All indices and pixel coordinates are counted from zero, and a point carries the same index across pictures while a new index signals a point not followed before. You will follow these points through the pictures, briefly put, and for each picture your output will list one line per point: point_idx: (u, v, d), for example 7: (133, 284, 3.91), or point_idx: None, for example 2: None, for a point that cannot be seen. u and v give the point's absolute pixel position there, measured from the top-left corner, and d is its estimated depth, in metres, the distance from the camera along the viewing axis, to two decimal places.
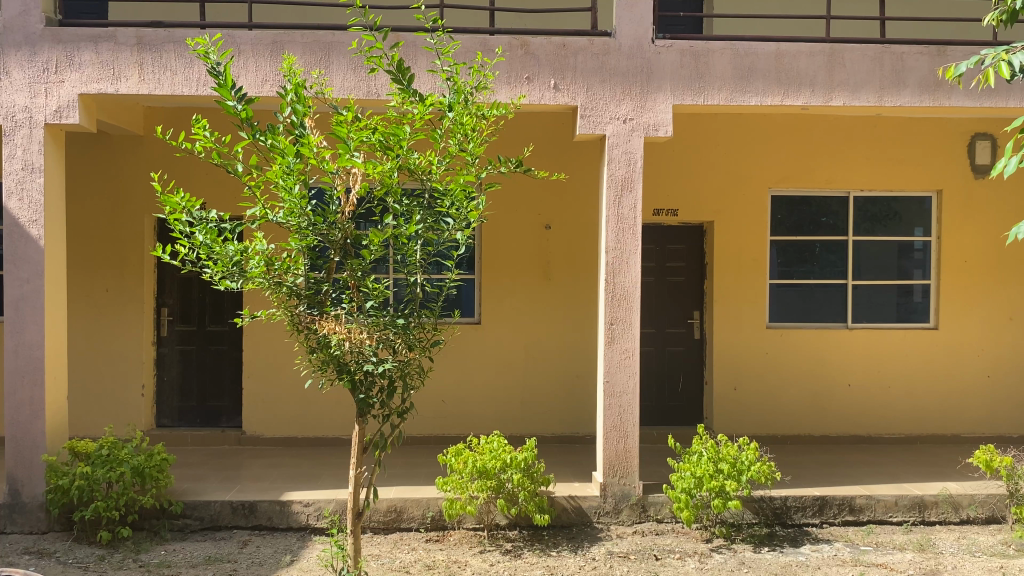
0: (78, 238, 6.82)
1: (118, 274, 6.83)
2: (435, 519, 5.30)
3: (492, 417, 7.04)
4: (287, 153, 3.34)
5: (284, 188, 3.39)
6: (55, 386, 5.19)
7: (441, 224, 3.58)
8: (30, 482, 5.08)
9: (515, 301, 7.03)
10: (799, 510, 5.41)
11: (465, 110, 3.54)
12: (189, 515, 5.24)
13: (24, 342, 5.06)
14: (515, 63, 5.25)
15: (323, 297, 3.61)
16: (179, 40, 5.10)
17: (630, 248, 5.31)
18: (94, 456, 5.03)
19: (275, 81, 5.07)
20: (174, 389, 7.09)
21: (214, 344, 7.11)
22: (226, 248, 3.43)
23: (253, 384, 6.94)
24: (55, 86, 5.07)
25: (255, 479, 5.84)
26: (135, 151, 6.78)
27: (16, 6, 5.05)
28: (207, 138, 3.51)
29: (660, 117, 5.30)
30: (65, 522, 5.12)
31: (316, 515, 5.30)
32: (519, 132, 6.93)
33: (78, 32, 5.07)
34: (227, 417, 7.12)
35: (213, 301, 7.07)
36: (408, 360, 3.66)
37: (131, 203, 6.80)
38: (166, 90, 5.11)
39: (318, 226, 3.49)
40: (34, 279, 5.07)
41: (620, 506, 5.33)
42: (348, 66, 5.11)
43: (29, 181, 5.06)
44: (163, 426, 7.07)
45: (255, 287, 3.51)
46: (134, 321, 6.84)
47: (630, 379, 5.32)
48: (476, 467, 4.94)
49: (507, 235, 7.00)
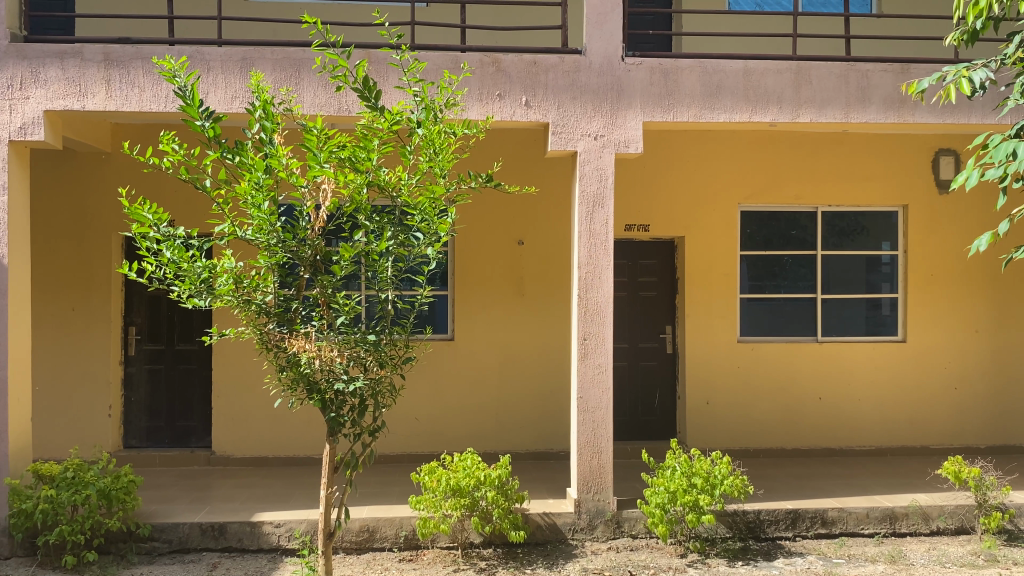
0: (43, 256, 6.70)
1: (83, 291, 6.72)
2: (409, 538, 5.25)
3: (466, 434, 7.01)
4: (256, 168, 3.32)
5: (253, 205, 3.34)
6: (18, 409, 5.09)
7: (412, 240, 3.57)
8: None
9: (488, 315, 7.02)
10: (772, 524, 5.44)
11: (435, 125, 3.56)
12: (157, 538, 5.16)
13: None
14: (487, 79, 5.27)
15: (292, 315, 3.54)
16: (147, 57, 5.07)
17: (602, 263, 5.33)
18: (59, 480, 4.93)
19: (244, 98, 5.04)
20: (143, 409, 6.97)
21: (183, 362, 7.02)
22: (194, 265, 3.38)
23: (223, 403, 6.84)
24: (19, 102, 5.00)
25: (225, 500, 5.75)
26: (101, 168, 6.70)
27: None
28: (175, 153, 3.51)
29: (630, 134, 5.34)
30: (29, 547, 5.02)
31: (287, 536, 5.23)
32: (489, 148, 6.93)
33: (44, 48, 5.01)
34: (197, 436, 7.02)
35: (182, 320, 6.99)
36: (379, 378, 3.64)
37: (99, 220, 6.71)
38: (133, 106, 5.06)
39: (288, 243, 3.45)
40: None
41: (594, 522, 5.31)
42: (319, 83, 5.09)
43: None
44: (130, 446, 6.95)
45: (223, 305, 3.47)
46: (101, 340, 6.74)
47: (603, 394, 5.32)
48: (451, 485, 4.89)
49: (479, 252, 7.01)
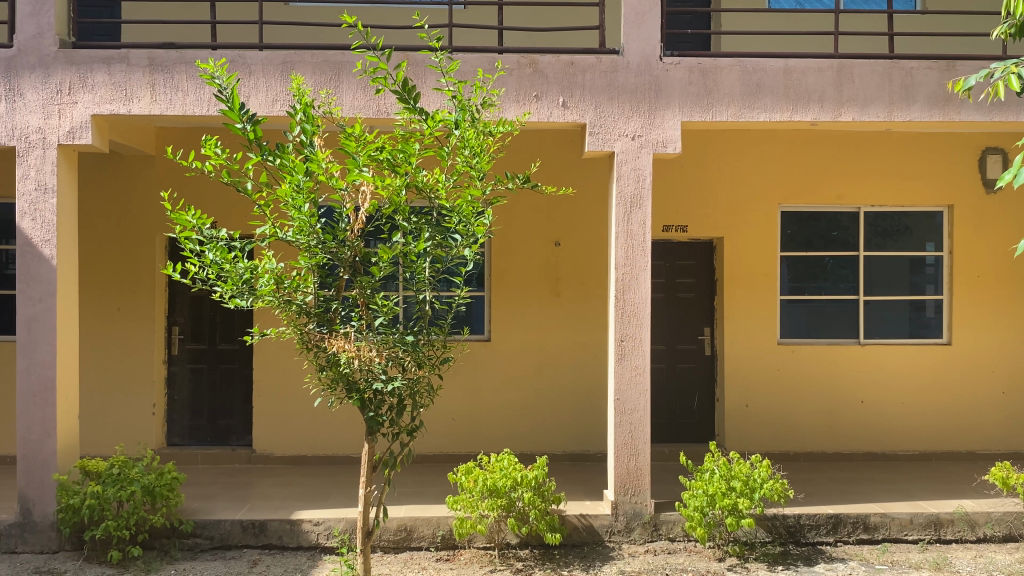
0: (90, 257, 6.85)
1: (128, 292, 6.86)
2: (446, 538, 5.26)
3: (503, 435, 7.01)
4: (296, 171, 3.36)
5: (294, 207, 3.39)
6: (66, 407, 5.22)
7: (450, 241, 3.58)
8: (42, 501, 5.11)
9: (524, 317, 7.02)
10: (813, 528, 5.36)
11: (472, 126, 3.58)
12: (199, 534, 5.24)
13: (36, 361, 5.11)
14: (524, 80, 5.27)
15: (332, 315, 3.58)
16: (191, 62, 5.17)
17: (639, 265, 5.30)
18: (105, 476, 5.04)
19: (285, 101, 5.10)
20: (185, 408, 7.09)
21: (225, 362, 7.12)
22: (237, 265, 3.44)
23: (263, 402, 6.93)
24: (68, 107, 5.13)
25: (266, 498, 5.82)
26: (146, 171, 6.83)
27: (31, 29, 5.13)
28: (217, 157, 3.56)
29: (668, 134, 5.30)
30: (76, 542, 5.14)
31: (326, 534, 5.28)
32: (527, 149, 6.94)
33: (91, 53, 5.14)
34: (237, 435, 7.12)
35: (224, 320, 7.10)
36: (417, 378, 3.66)
37: (143, 222, 6.85)
38: (177, 110, 5.16)
39: (327, 244, 3.48)
40: (47, 299, 5.12)
41: (631, 524, 5.28)
42: (357, 85, 5.13)
43: (42, 203, 5.12)
44: (173, 444, 7.08)
45: (265, 305, 3.52)
46: (146, 339, 6.87)
47: (641, 396, 5.29)
48: (487, 485, 4.90)
49: (516, 253, 7.01)
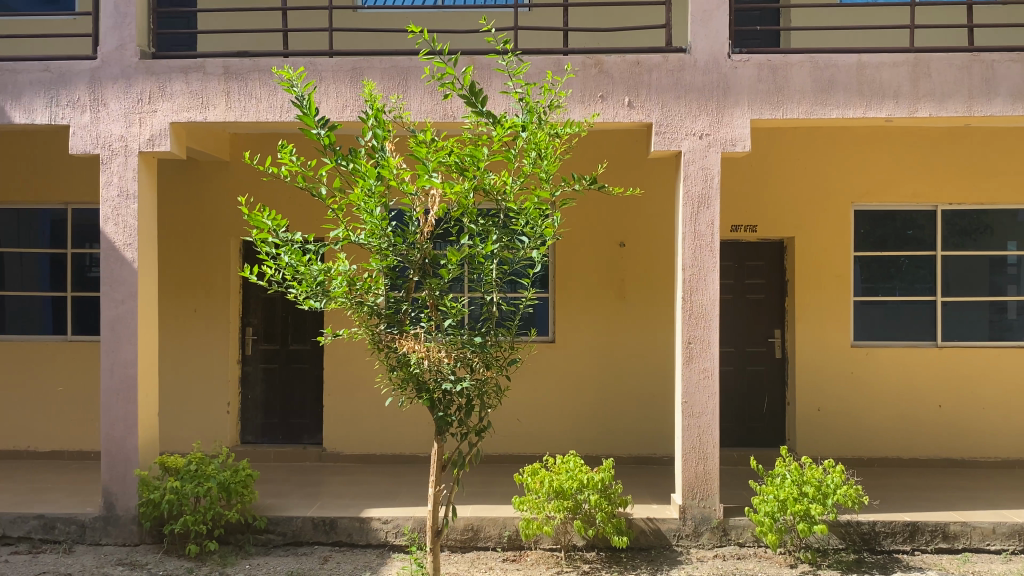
0: (168, 260, 7.09)
1: (204, 294, 7.07)
2: (513, 538, 5.28)
3: (568, 437, 7.00)
4: (368, 176, 3.42)
5: (366, 211, 3.47)
6: (146, 405, 5.42)
7: (517, 243, 3.58)
8: (124, 496, 5.31)
9: (590, 318, 7.00)
10: (888, 536, 5.21)
11: (539, 129, 3.59)
12: (272, 530, 5.37)
13: (119, 360, 5.32)
14: (589, 81, 5.26)
15: (401, 316, 3.63)
16: (264, 69, 5.30)
17: (708, 265, 5.23)
18: (183, 472, 5.21)
19: (355, 107, 5.20)
20: (258, 407, 7.28)
21: (296, 361, 7.28)
22: (311, 268, 3.52)
23: (333, 402, 7.07)
24: (148, 115, 5.32)
25: (336, 496, 5.93)
26: (221, 176, 7.03)
27: (114, 41, 5.34)
28: (293, 163, 3.64)
29: (737, 132, 5.22)
30: (156, 535, 5.32)
31: (395, 532, 5.35)
32: (593, 150, 6.92)
33: (170, 63, 5.32)
34: (308, 433, 7.27)
35: (295, 320, 7.25)
36: (484, 379, 3.69)
37: (218, 226, 7.05)
38: (251, 117, 5.30)
39: (398, 247, 3.54)
40: (129, 300, 5.32)
41: (700, 529, 5.21)
42: (424, 90, 5.19)
43: (124, 208, 5.33)
44: (247, 441, 7.27)
45: (338, 306, 3.60)
46: (221, 340, 7.08)
47: (709, 399, 5.22)
48: (553, 487, 4.91)
49: (582, 255, 7.00)
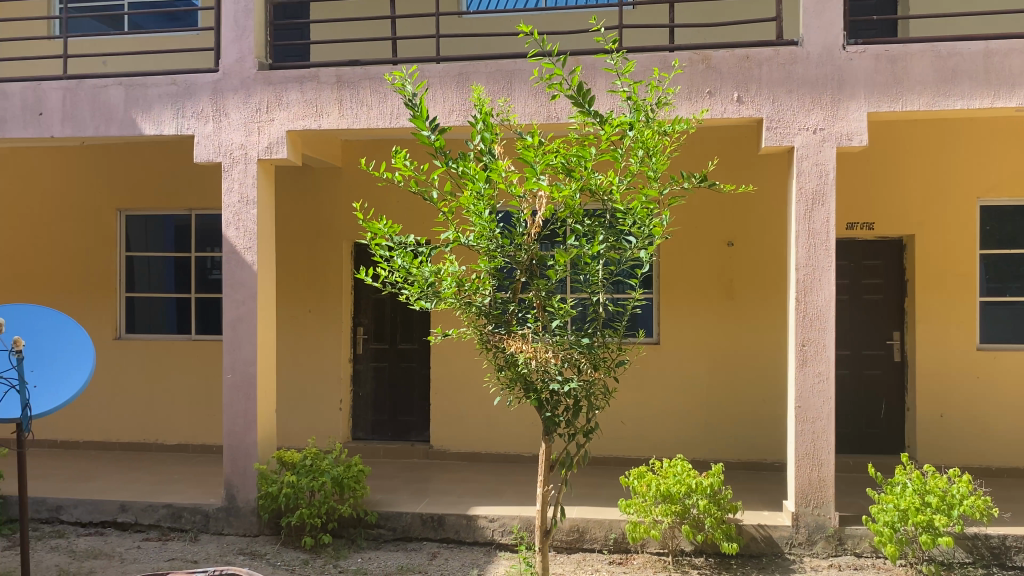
0: (285, 262, 7.38)
1: (318, 295, 7.33)
2: (619, 541, 5.24)
3: (675, 440, 6.90)
4: (477, 179, 3.46)
5: (475, 213, 3.50)
6: (265, 402, 5.66)
7: (624, 243, 3.56)
8: (244, 488, 5.57)
9: (697, 319, 6.87)
10: (1021, 552, 4.90)
11: (646, 127, 3.55)
12: (382, 525, 5.51)
13: (240, 358, 5.58)
14: (696, 77, 5.18)
15: (508, 316, 3.67)
16: (374, 77, 5.45)
17: (822, 264, 5.06)
18: (299, 466, 5.42)
19: (461, 111, 5.29)
20: (369, 405, 7.48)
21: (405, 361, 7.45)
22: (422, 270, 3.59)
23: (440, 401, 7.20)
24: (266, 124, 5.56)
25: (443, 493, 6.04)
26: (334, 181, 7.27)
27: (235, 54, 5.60)
28: (406, 168, 3.72)
29: (854, 126, 5.02)
30: (274, 526, 5.55)
31: (502, 531, 5.41)
32: (702, 148, 6.80)
33: (286, 74, 5.54)
34: (416, 431, 7.43)
35: (404, 320, 7.43)
36: (592, 380, 3.67)
37: (331, 229, 7.29)
38: (362, 123, 5.46)
39: (505, 248, 3.58)
40: (249, 301, 5.58)
41: (814, 537, 5.04)
42: (530, 92, 5.22)
43: (244, 213, 5.59)
44: (358, 438, 7.48)
45: (447, 307, 3.66)
46: (333, 340, 7.31)
47: (824, 403, 5.04)
48: (661, 490, 4.85)
49: (689, 254, 6.89)
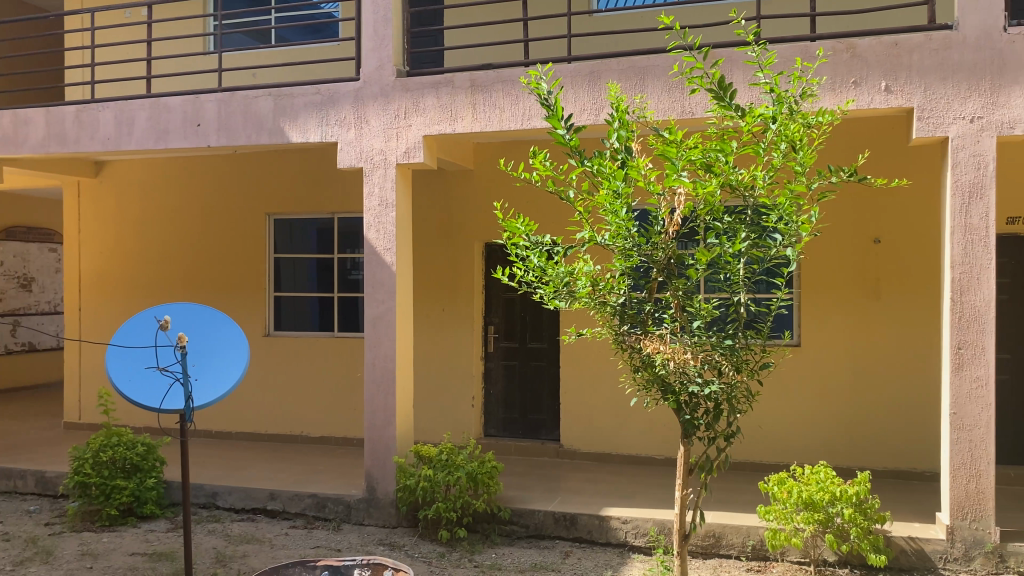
0: (421, 263, 7.59)
1: (452, 295, 7.49)
2: (757, 548, 5.10)
3: (816, 445, 6.64)
4: (615, 177, 3.46)
5: (611, 212, 3.49)
6: (403, 398, 5.85)
7: (769, 241, 3.45)
8: (384, 480, 5.78)
9: (840, 319, 6.58)
10: None
11: (790, 120, 3.42)
12: (516, 522, 5.59)
13: (380, 355, 5.79)
14: (840, 67, 4.95)
15: (644, 316, 3.63)
16: (507, 79, 5.51)
17: (981, 262, 4.73)
18: (435, 461, 5.56)
19: (592, 110, 5.29)
20: (500, 403, 7.58)
21: (535, 360, 7.50)
22: (557, 269, 3.62)
23: (570, 400, 7.21)
24: (404, 129, 5.74)
25: (575, 492, 6.05)
26: (467, 182, 7.42)
27: (374, 62, 5.81)
28: (544, 168, 3.73)
29: (1017, 113, 4.67)
30: (411, 518, 5.72)
31: (635, 533, 5.36)
32: (850, 140, 6.48)
33: (423, 80, 5.69)
34: (547, 429, 7.46)
35: (533, 320, 7.47)
36: (734, 383, 3.53)
37: (465, 230, 7.44)
38: (495, 126, 5.53)
39: (642, 247, 3.53)
40: (388, 300, 5.77)
41: (971, 553, 4.72)
42: (665, 88, 5.13)
43: (384, 216, 5.79)
44: (489, 435, 7.59)
45: (582, 307, 3.67)
46: (466, 338, 7.46)
47: (983, 411, 4.72)
48: (802, 498, 4.68)
49: (832, 252, 6.60)
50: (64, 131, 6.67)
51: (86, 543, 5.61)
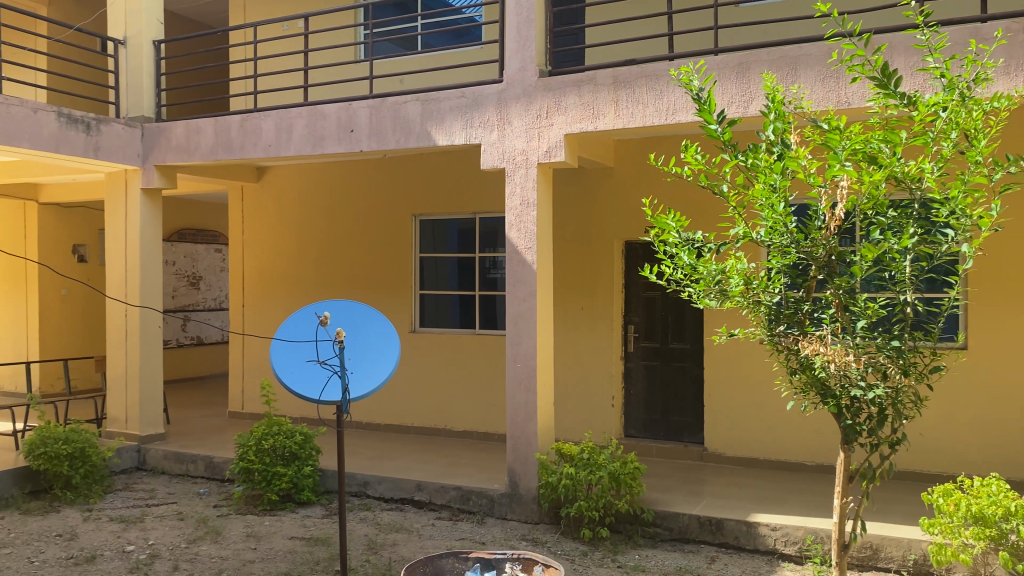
0: (562, 261, 7.61)
1: (592, 294, 7.48)
2: (919, 562, 4.81)
3: (985, 457, 6.19)
4: (772, 169, 3.35)
5: (768, 207, 3.34)
6: (544, 395, 5.89)
7: (940, 236, 3.24)
8: (526, 476, 5.85)
9: (1015, 321, 6.11)
10: None
11: (963, 106, 3.20)
12: (659, 524, 5.52)
13: (521, 353, 5.86)
14: (1017, 49, 4.59)
15: (802, 316, 3.50)
16: (650, 74, 5.43)
17: None
18: (577, 459, 5.57)
19: (739, 103, 5.16)
20: (641, 403, 7.48)
21: (677, 360, 7.36)
22: (709, 267, 3.53)
23: (714, 402, 7.05)
24: (545, 129, 5.78)
25: (720, 497, 5.90)
26: (608, 180, 7.38)
27: (517, 63, 5.88)
28: (696, 162, 3.61)
29: None
30: (553, 516, 5.75)
31: (785, 540, 5.17)
32: None
33: (565, 79, 5.71)
34: (689, 431, 7.30)
35: (675, 320, 7.34)
36: (900, 387, 3.36)
37: (605, 229, 7.40)
38: (638, 122, 5.48)
39: (801, 243, 3.40)
40: (529, 298, 5.83)
41: None
42: (818, 78, 4.92)
43: (525, 215, 5.84)
44: (630, 435, 7.52)
45: (734, 306, 3.59)
46: (607, 337, 7.43)
47: None
48: (971, 511, 4.37)
49: (1008, 248, 6.15)
50: (231, 139, 7.16)
51: (250, 525, 5.98)
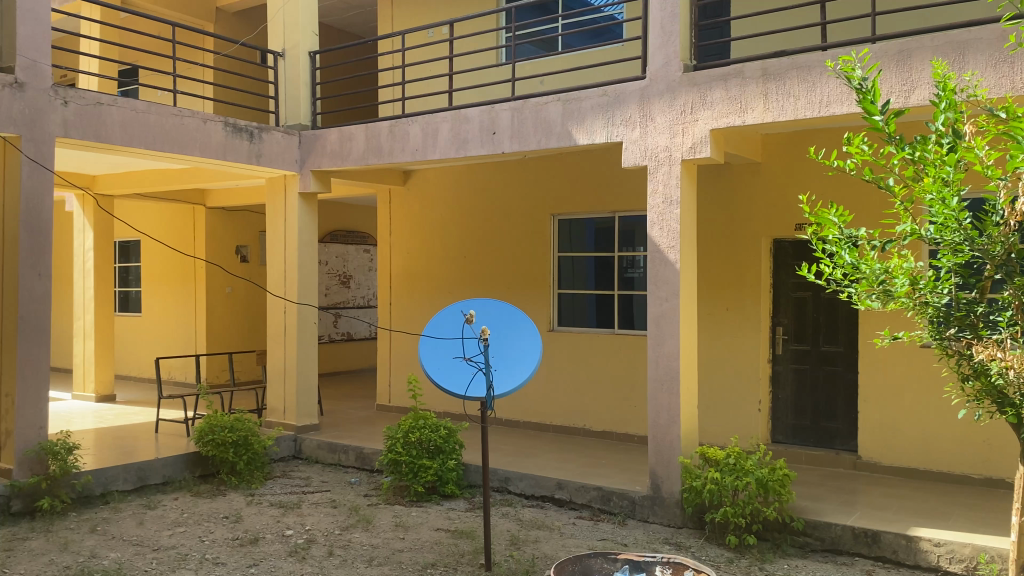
0: (705, 260, 7.45)
1: (737, 293, 7.27)
2: None
3: None
4: (945, 162, 3.12)
5: (939, 202, 3.14)
6: (688, 397, 5.79)
7: None
8: (669, 479, 5.76)
9: None
10: None
11: None
12: (810, 534, 5.30)
13: (663, 353, 5.78)
14: None
15: (975, 319, 3.29)
16: (802, 66, 5.21)
17: None
18: (723, 464, 5.43)
19: (900, 93, 4.91)
20: (789, 408, 7.22)
21: (828, 364, 7.06)
22: (873, 266, 3.35)
23: (869, 408, 6.69)
24: (690, 125, 5.67)
25: (876, 508, 5.60)
26: (755, 176, 7.16)
27: (661, 59, 5.80)
28: (863, 153, 3.46)
29: None
30: (697, 521, 5.64)
31: (949, 557, 4.84)
32: None
33: (710, 73, 5.57)
34: (842, 439, 6.97)
35: (828, 321, 7.05)
36: None
37: (751, 226, 7.19)
38: (789, 115, 5.27)
39: (976, 242, 3.16)
40: (672, 298, 5.74)
41: None
42: (990, 62, 4.58)
43: (668, 214, 5.76)
44: (777, 441, 7.26)
45: (900, 307, 3.39)
46: (752, 338, 7.20)
47: None
48: None
49: None
50: (381, 144, 7.46)
51: (398, 515, 6.19)
